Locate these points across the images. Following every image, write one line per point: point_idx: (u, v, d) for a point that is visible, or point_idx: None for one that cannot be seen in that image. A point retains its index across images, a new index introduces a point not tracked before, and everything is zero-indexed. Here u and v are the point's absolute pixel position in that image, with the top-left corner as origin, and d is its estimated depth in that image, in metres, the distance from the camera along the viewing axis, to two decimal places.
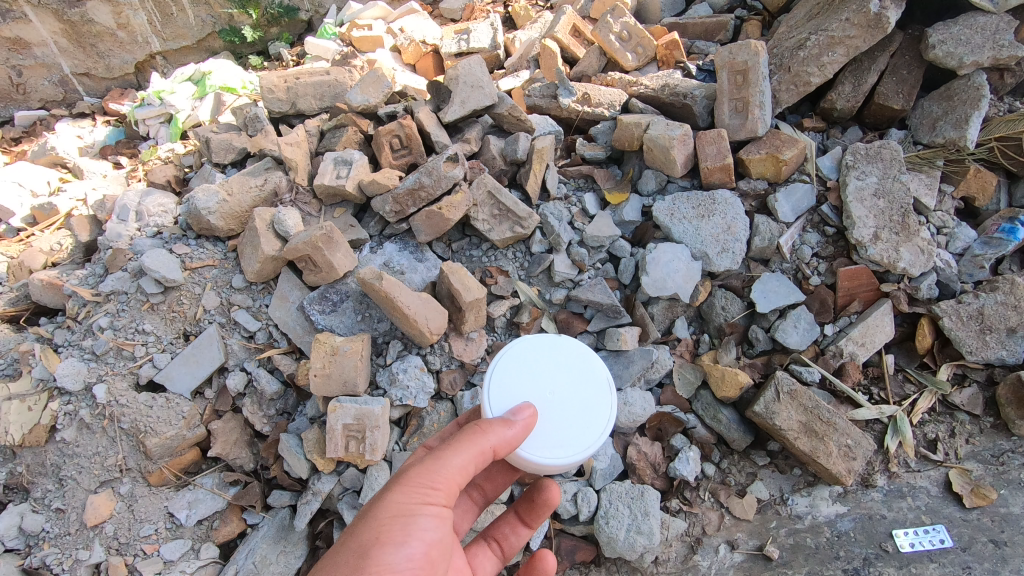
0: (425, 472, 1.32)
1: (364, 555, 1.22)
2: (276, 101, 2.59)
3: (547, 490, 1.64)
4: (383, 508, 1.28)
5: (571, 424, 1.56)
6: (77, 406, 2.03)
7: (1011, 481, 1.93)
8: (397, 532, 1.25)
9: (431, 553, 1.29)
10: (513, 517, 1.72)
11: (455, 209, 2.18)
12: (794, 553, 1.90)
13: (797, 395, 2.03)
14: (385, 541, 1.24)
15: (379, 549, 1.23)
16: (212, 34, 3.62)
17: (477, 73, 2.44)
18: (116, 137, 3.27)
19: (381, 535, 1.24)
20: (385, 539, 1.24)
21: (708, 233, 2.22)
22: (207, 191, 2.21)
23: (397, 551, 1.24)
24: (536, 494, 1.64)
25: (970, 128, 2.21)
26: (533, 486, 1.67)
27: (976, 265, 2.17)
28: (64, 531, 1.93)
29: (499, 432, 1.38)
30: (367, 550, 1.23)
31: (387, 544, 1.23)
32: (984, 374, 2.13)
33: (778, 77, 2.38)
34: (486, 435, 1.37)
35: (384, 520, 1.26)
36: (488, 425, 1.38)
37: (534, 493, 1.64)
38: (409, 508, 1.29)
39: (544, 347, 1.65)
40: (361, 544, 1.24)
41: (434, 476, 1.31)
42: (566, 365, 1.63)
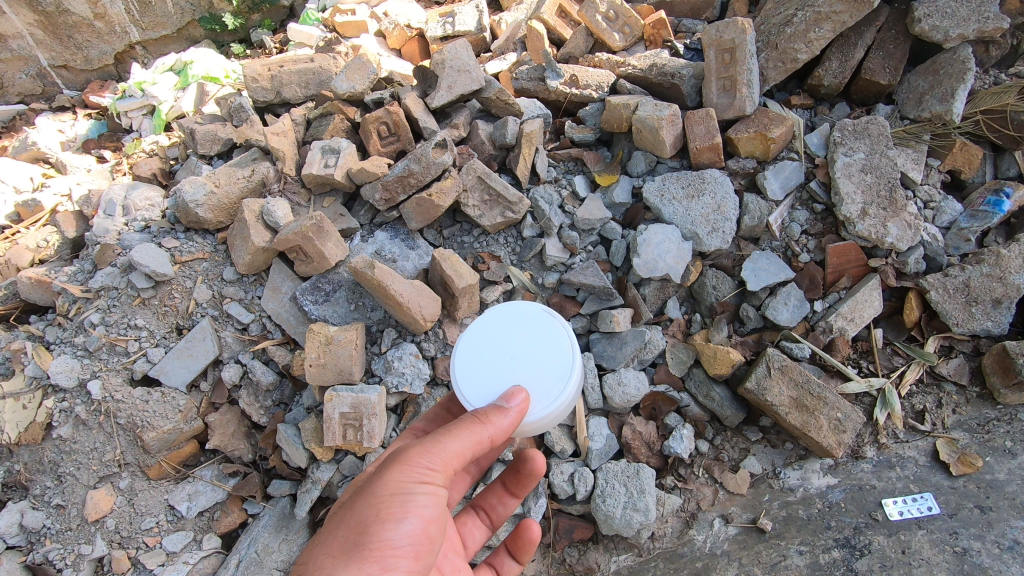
0: (426, 453, 1.30)
1: (363, 532, 1.22)
2: (260, 90, 2.56)
3: (533, 461, 1.66)
4: (382, 485, 1.27)
5: (543, 393, 1.56)
6: (72, 402, 2.03)
7: (996, 449, 1.98)
8: (396, 509, 1.24)
9: (431, 530, 1.28)
10: (501, 487, 1.77)
11: (445, 195, 2.18)
12: (786, 525, 1.95)
13: (788, 370, 2.06)
14: (384, 518, 1.23)
15: (378, 526, 1.22)
16: (192, 22, 3.55)
17: (464, 57, 2.41)
18: (99, 130, 3.22)
19: (381, 513, 1.23)
20: (384, 517, 1.23)
21: (698, 213, 2.22)
22: (194, 183, 2.19)
23: (396, 529, 1.23)
24: (523, 466, 1.68)
25: (957, 102, 2.21)
26: (519, 458, 1.70)
27: (962, 238, 2.20)
28: (65, 527, 1.95)
29: (497, 422, 1.39)
30: (366, 528, 1.22)
31: (387, 522, 1.23)
32: (971, 345, 2.17)
33: (765, 55, 2.37)
34: (484, 423, 1.38)
35: (383, 498, 1.25)
36: (489, 417, 1.39)
37: (520, 465, 1.68)
38: (408, 486, 1.27)
39: (520, 317, 1.66)
40: (360, 520, 1.23)
41: (433, 456, 1.30)
42: (542, 335, 1.63)
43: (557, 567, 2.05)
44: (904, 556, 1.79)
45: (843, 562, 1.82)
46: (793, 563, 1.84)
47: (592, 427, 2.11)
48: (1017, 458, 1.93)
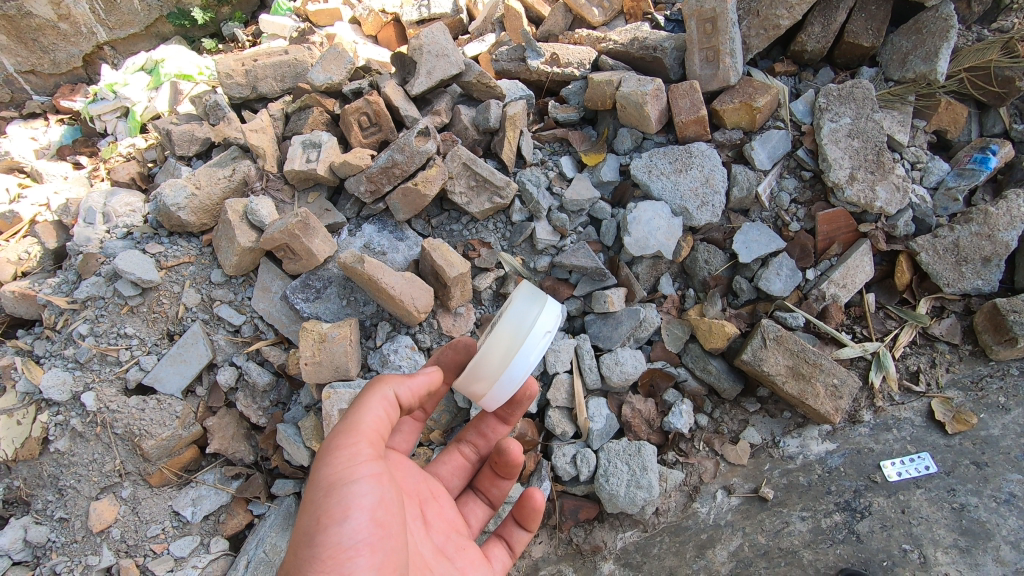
0: (345, 435, 1.32)
1: (310, 543, 1.22)
2: (235, 86, 2.49)
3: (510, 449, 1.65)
4: (315, 488, 1.27)
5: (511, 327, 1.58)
6: (67, 415, 2.01)
7: (989, 405, 2.02)
8: (334, 508, 1.24)
9: (378, 516, 1.28)
10: (490, 471, 1.77)
11: (431, 183, 2.15)
12: (788, 492, 2.00)
13: (783, 339, 2.06)
14: (326, 523, 1.23)
15: (322, 530, 1.22)
16: (160, 18, 3.45)
17: (441, 41, 2.36)
18: (73, 136, 3.15)
19: (321, 516, 1.23)
20: (325, 521, 1.23)
21: (686, 188, 2.21)
22: (174, 186, 2.15)
23: (341, 526, 1.23)
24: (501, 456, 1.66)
25: (941, 60, 2.21)
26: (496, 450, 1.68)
27: (949, 198, 2.21)
28: (70, 539, 1.94)
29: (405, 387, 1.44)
30: (312, 537, 1.23)
31: (329, 526, 1.23)
32: (962, 304, 2.18)
33: (747, 22, 2.33)
34: (387, 383, 1.41)
35: (320, 502, 1.25)
36: (390, 376, 1.42)
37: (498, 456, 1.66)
38: (338, 476, 1.27)
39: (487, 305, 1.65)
40: (304, 531, 1.24)
41: (351, 435, 1.32)
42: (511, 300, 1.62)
43: (564, 548, 2.07)
44: (903, 515, 1.88)
45: (846, 525, 1.90)
46: (797, 530, 1.93)
47: (591, 407, 2.11)
48: (1011, 413, 1.99)
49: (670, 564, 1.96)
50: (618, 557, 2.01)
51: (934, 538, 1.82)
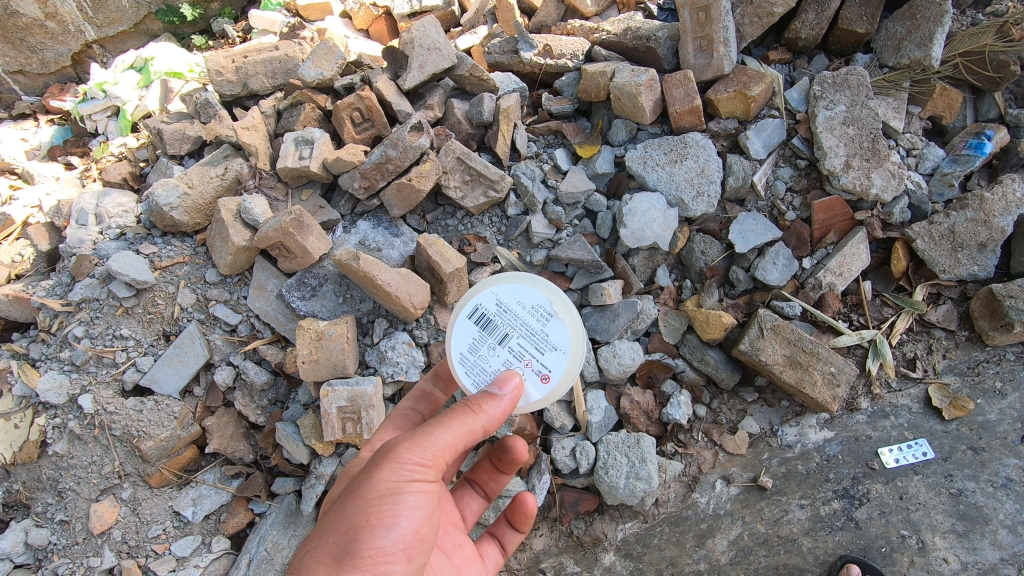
0: (416, 446, 1.30)
1: (354, 539, 1.22)
2: (226, 83, 2.47)
3: (514, 445, 1.62)
4: (371, 487, 1.26)
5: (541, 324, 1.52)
6: (65, 418, 2.01)
7: (985, 391, 2.03)
8: (386, 513, 1.24)
9: (421, 531, 1.29)
10: (490, 465, 1.75)
11: (425, 178, 2.14)
12: (787, 481, 2.01)
13: (780, 329, 2.06)
14: (374, 524, 1.23)
15: (368, 532, 1.22)
16: (149, 15, 3.41)
17: (433, 34, 2.35)
18: (63, 136, 3.12)
19: (370, 519, 1.23)
20: (374, 523, 1.23)
21: (682, 178, 2.20)
22: (166, 186, 2.13)
23: (387, 534, 1.23)
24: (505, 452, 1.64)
25: (935, 45, 2.20)
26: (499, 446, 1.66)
27: (945, 184, 2.20)
28: (71, 541, 1.94)
29: (487, 411, 1.36)
30: (356, 534, 1.23)
31: (376, 529, 1.23)
32: (958, 290, 2.18)
33: (741, 10, 2.31)
34: (475, 413, 1.35)
35: (372, 502, 1.25)
36: (481, 407, 1.36)
37: (502, 452, 1.64)
38: (397, 486, 1.26)
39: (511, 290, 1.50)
40: (350, 526, 1.24)
41: (424, 449, 1.30)
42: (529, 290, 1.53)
43: (565, 541, 2.07)
44: (901, 501, 1.92)
45: (844, 512, 1.94)
46: (796, 517, 1.97)
47: (590, 401, 2.11)
48: (1006, 398, 2.01)
49: (670, 554, 1.99)
50: (619, 548, 2.03)
51: (932, 524, 1.87)
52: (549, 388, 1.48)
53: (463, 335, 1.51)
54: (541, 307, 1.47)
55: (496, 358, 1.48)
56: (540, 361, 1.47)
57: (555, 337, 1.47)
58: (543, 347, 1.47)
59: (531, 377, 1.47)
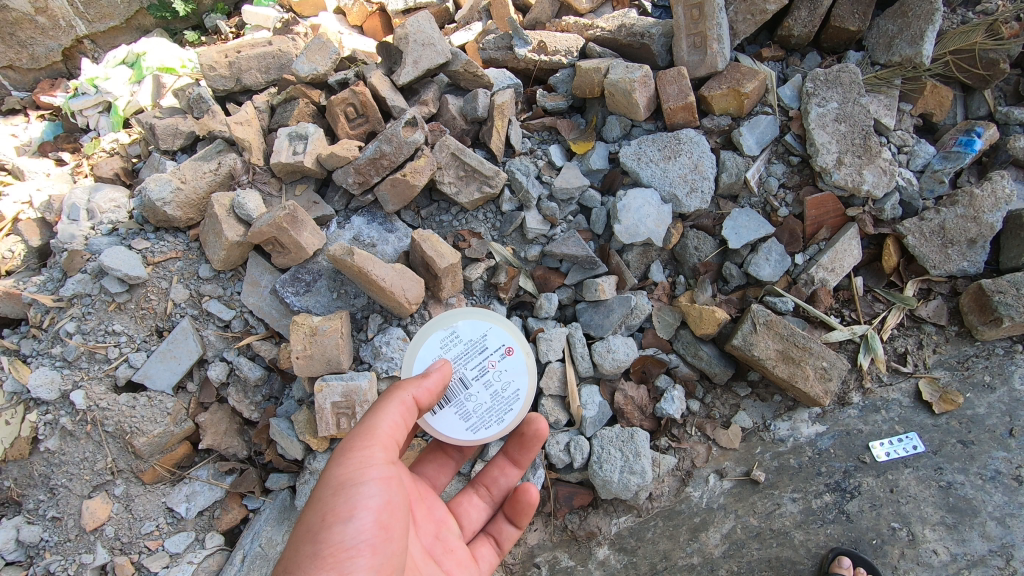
0: (360, 437, 1.34)
1: (314, 540, 1.22)
2: (219, 79, 2.46)
3: (536, 423, 1.69)
4: (323, 486, 1.28)
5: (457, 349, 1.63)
6: (57, 414, 1.99)
7: (975, 385, 2.06)
8: (341, 507, 1.25)
9: (382, 518, 1.29)
10: (502, 459, 1.78)
11: (420, 174, 2.13)
12: (779, 474, 2.03)
13: (773, 324, 2.08)
14: (332, 520, 1.25)
15: (327, 529, 1.23)
16: (140, 11, 3.38)
17: (427, 30, 2.34)
18: (54, 132, 3.09)
19: (326, 514, 1.25)
20: (330, 518, 1.24)
21: (675, 175, 2.21)
22: (159, 181, 2.12)
23: (346, 526, 1.24)
24: (526, 427, 1.69)
25: (926, 44, 2.22)
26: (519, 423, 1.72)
27: (936, 180, 2.22)
28: (63, 538, 1.93)
29: (417, 390, 1.42)
30: (316, 534, 1.23)
31: (334, 524, 1.24)
32: (948, 286, 2.20)
33: (734, 7, 2.33)
34: (405, 387, 1.41)
35: (327, 500, 1.27)
36: (407, 382, 1.42)
37: (522, 428, 1.69)
38: (348, 477, 1.29)
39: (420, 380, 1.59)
40: (309, 530, 1.24)
41: (367, 437, 1.34)
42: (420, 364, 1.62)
43: (559, 535, 2.09)
44: (892, 494, 1.94)
45: (835, 505, 1.96)
46: (788, 511, 1.98)
47: (584, 395, 2.12)
48: (995, 392, 2.03)
49: (664, 548, 2.00)
50: (613, 542, 2.05)
51: (922, 516, 1.89)
52: (518, 354, 1.65)
53: (449, 415, 1.59)
54: (440, 336, 1.59)
55: (475, 384, 1.61)
56: (493, 350, 1.63)
57: (473, 338, 1.61)
58: (479, 350, 1.61)
59: (506, 364, 1.64)
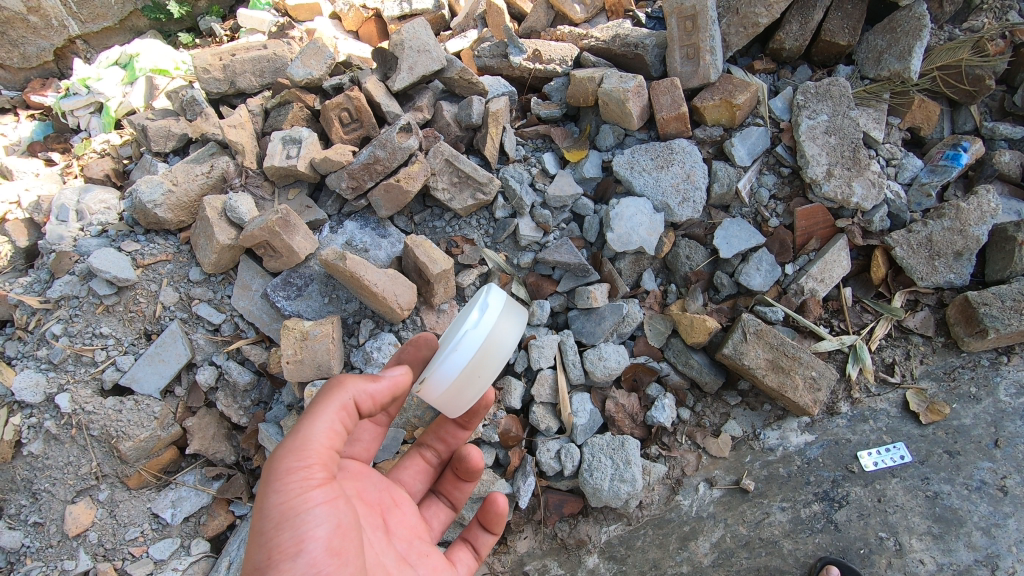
0: (291, 455, 1.24)
1: None
2: (213, 81, 2.45)
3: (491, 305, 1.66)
4: (262, 519, 1.20)
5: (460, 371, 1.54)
6: (41, 418, 1.96)
7: (961, 396, 2.08)
8: (289, 537, 1.19)
9: (334, 540, 1.23)
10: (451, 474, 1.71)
11: (414, 180, 2.14)
12: (768, 483, 2.04)
13: (763, 333, 2.09)
14: (280, 554, 1.18)
15: (276, 564, 1.17)
16: (134, 12, 3.36)
17: (423, 37, 2.36)
18: (44, 132, 3.07)
19: (273, 550, 1.18)
20: (279, 555, 1.18)
21: (668, 184, 2.23)
22: (150, 183, 2.12)
23: (298, 556, 1.18)
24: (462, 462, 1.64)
25: (913, 59, 2.25)
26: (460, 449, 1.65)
27: (923, 194, 2.26)
28: (45, 544, 1.90)
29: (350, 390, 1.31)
30: (267, 570, 1.18)
31: (282, 559, 1.18)
32: (935, 298, 2.23)
33: (727, 20, 2.35)
34: (333, 393, 1.30)
35: (269, 534, 1.19)
36: (340, 384, 1.31)
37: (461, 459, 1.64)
38: (291, 502, 1.21)
39: None
40: (258, 567, 1.18)
41: (302, 454, 1.25)
42: None
43: (549, 543, 2.07)
44: (879, 504, 1.95)
45: (824, 514, 1.97)
46: (777, 520, 1.99)
47: (575, 403, 2.12)
48: (981, 403, 2.05)
49: (654, 556, 2.00)
50: (603, 550, 2.04)
51: (908, 526, 1.90)
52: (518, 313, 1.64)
53: None
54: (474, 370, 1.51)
55: None
56: None
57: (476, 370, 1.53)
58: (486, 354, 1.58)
59: None
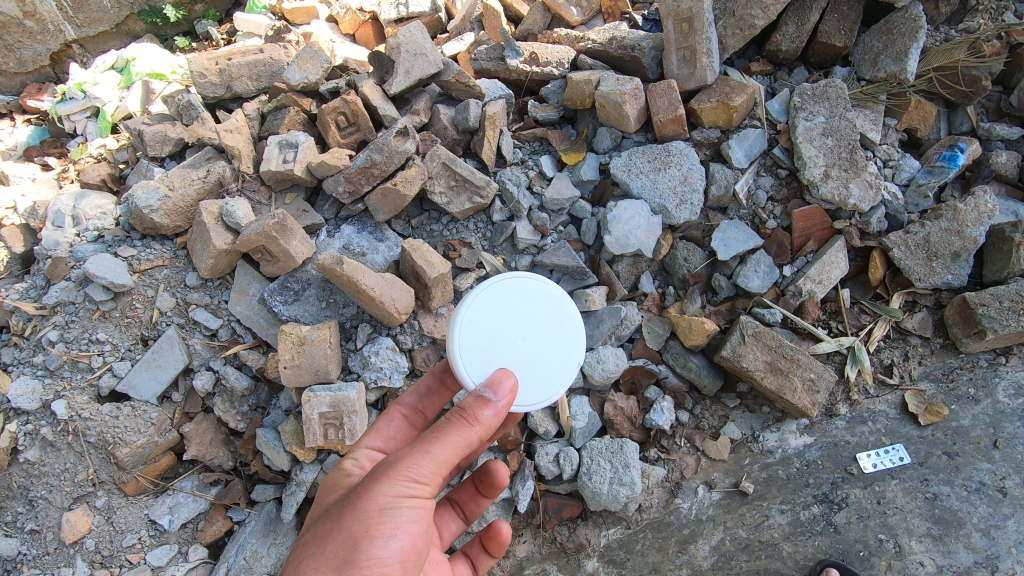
0: (412, 460, 1.25)
1: (352, 549, 1.20)
2: (209, 86, 2.44)
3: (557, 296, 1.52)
4: (370, 500, 1.22)
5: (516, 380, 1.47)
6: (37, 425, 1.95)
7: (960, 397, 2.08)
8: (384, 525, 1.21)
9: (418, 544, 1.27)
10: (472, 487, 1.68)
11: (410, 183, 2.13)
12: (767, 486, 2.04)
13: (761, 336, 2.09)
14: (372, 534, 1.21)
15: (367, 542, 1.20)
16: (131, 15, 3.36)
17: (419, 40, 2.35)
18: (40, 136, 3.07)
19: (369, 529, 1.21)
20: (373, 534, 1.21)
21: (665, 186, 2.23)
22: (147, 188, 2.11)
23: (385, 546, 1.21)
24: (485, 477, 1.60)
25: (910, 60, 2.25)
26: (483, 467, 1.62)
27: (920, 195, 2.26)
28: (42, 551, 1.90)
29: (484, 420, 1.28)
30: (355, 544, 1.20)
31: (375, 539, 1.21)
32: (933, 298, 2.22)
33: (723, 22, 2.36)
34: (473, 426, 1.28)
35: (372, 513, 1.22)
36: (477, 417, 1.28)
37: (483, 477, 1.60)
38: (395, 497, 1.23)
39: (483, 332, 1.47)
40: (348, 536, 1.21)
41: (421, 465, 1.24)
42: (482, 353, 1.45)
43: (548, 547, 2.07)
44: (879, 506, 1.94)
45: (823, 517, 1.96)
46: (776, 522, 1.98)
47: (574, 406, 2.11)
48: (980, 404, 2.05)
49: (653, 560, 1.99)
50: (602, 554, 2.03)
51: (908, 527, 1.90)
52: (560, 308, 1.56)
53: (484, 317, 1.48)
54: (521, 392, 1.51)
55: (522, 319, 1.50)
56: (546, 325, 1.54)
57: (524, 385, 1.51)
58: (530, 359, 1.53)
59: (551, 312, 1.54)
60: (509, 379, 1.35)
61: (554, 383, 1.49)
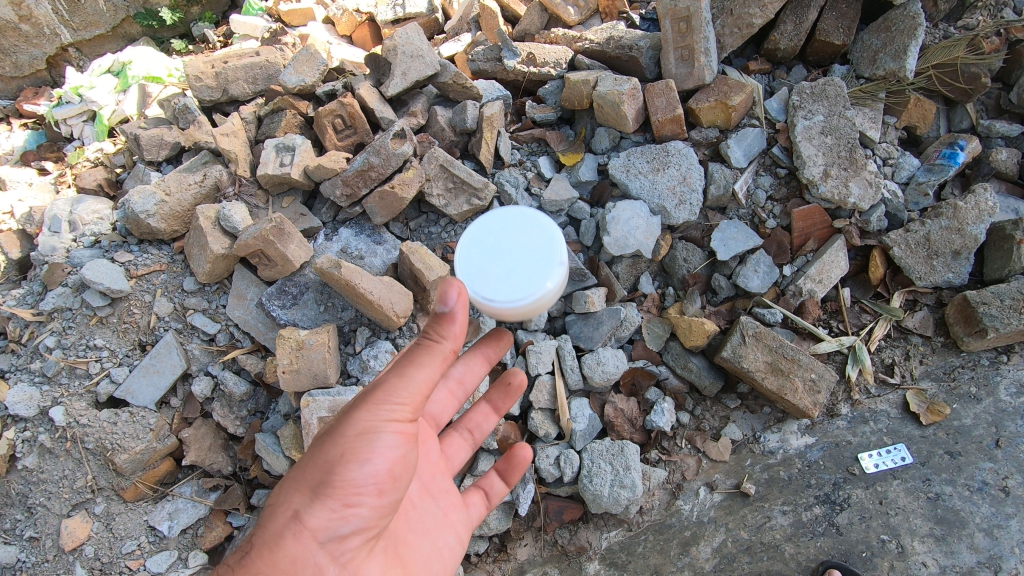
0: (388, 386, 1.23)
1: (328, 471, 1.21)
2: (205, 89, 2.43)
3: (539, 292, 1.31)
4: (346, 423, 1.22)
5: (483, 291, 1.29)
6: (35, 431, 1.95)
7: (962, 395, 2.07)
8: (360, 450, 1.22)
9: (395, 471, 1.27)
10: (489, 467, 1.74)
11: (408, 186, 2.13)
12: (769, 487, 2.03)
13: (761, 336, 2.08)
14: (349, 458, 1.21)
15: (343, 465, 1.21)
16: (127, 19, 3.34)
17: (416, 42, 2.34)
18: (37, 140, 3.05)
19: (345, 451, 1.21)
20: (348, 457, 1.21)
21: (664, 186, 2.22)
22: (143, 193, 2.10)
23: (360, 468, 1.22)
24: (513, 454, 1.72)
25: (909, 58, 2.25)
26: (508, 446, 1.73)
27: (920, 193, 2.25)
28: (41, 558, 1.89)
29: (450, 335, 1.27)
30: (331, 466, 1.21)
31: (350, 462, 1.21)
32: (934, 297, 2.22)
33: (721, 21, 2.34)
34: (442, 342, 1.27)
35: (349, 437, 1.21)
36: (445, 334, 1.27)
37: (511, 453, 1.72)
38: (373, 424, 1.23)
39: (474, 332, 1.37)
40: (325, 460, 1.22)
41: (398, 392, 1.23)
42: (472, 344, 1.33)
43: (549, 550, 2.06)
44: (881, 506, 1.93)
45: (826, 517, 1.95)
46: (778, 524, 1.96)
47: (574, 408, 2.11)
48: (982, 403, 2.04)
49: (655, 562, 1.98)
50: (603, 556, 2.02)
51: (910, 528, 1.88)
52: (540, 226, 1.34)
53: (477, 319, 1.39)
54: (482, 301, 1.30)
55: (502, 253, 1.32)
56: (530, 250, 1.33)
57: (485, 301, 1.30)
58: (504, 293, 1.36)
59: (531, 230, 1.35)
60: (457, 287, 1.24)
61: (518, 277, 1.28)
